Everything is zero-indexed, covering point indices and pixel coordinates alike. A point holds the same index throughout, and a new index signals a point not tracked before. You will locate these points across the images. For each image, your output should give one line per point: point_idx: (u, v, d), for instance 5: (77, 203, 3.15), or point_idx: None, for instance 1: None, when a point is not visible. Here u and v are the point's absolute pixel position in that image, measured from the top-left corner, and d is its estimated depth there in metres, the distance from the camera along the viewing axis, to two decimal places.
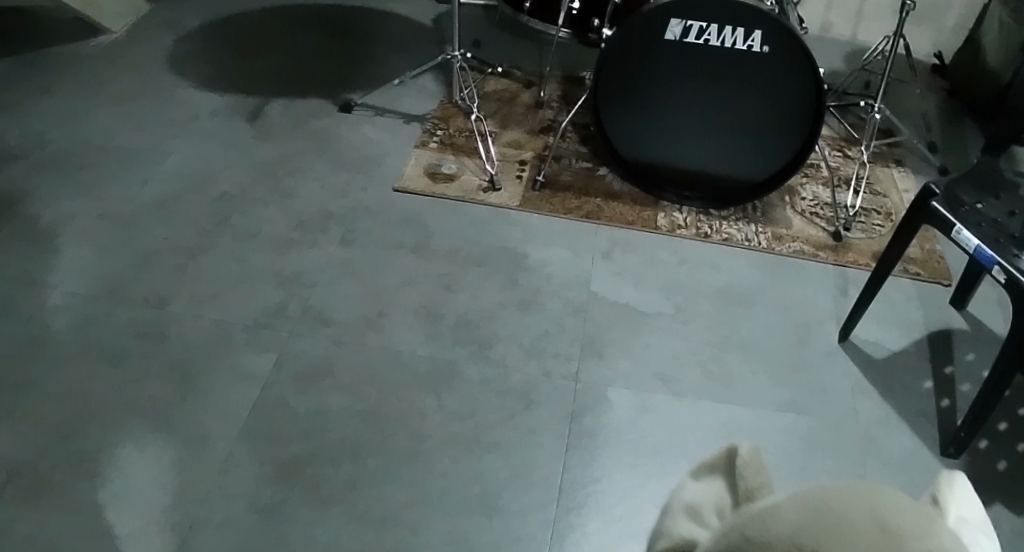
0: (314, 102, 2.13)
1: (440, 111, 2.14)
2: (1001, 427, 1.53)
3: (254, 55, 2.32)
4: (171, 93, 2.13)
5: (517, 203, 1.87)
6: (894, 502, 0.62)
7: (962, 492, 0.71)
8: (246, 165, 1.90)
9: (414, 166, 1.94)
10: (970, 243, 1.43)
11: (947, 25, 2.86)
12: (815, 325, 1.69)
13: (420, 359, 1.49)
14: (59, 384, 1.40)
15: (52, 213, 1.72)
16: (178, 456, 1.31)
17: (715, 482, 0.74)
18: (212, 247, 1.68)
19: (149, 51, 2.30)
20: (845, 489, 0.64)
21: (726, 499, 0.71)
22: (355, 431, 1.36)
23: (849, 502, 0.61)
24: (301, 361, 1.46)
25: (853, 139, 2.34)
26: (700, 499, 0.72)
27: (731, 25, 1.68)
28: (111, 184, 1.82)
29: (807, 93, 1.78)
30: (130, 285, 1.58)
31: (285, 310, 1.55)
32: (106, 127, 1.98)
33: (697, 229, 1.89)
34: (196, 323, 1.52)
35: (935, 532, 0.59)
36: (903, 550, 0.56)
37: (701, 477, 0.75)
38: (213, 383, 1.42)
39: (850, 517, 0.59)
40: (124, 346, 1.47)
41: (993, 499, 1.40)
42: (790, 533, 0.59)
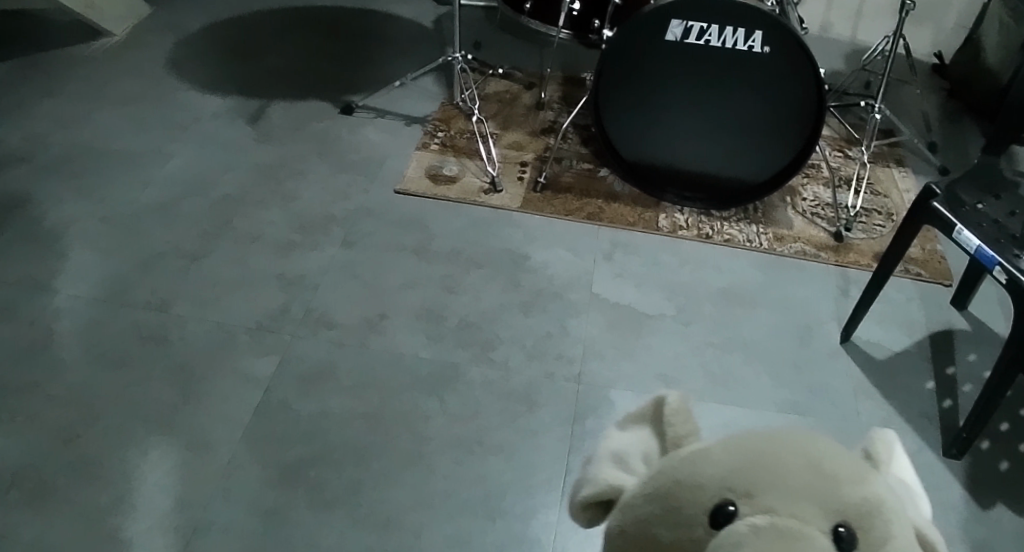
0: (315, 104, 2.14)
1: (441, 112, 2.15)
2: (1003, 427, 1.53)
3: (255, 57, 2.32)
4: (172, 95, 2.13)
5: (518, 204, 1.87)
6: (816, 446, 0.70)
7: (888, 446, 0.82)
8: (247, 168, 1.90)
9: (415, 168, 1.94)
10: (971, 243, 1.43)
11: (947, 25, 2.87)
12: (816, 325, 1.69)
13: (422, 361, 1.49)
14: (62, 387, 1.40)
15: (54, 217, 1.72)
16: (181, 459, 1.31)
17: (642, 431, 0.82)
18: (213, 250, 1.68)
19: (150, 54, 2.30)
20: (774, 434, 0.71)
21: (651, 447, 0.80)
22: (357, 434, 1.36)
23: (776, 446, 0.69)
24: (304, 364, 1.46)
25: (853, 139, 2.34)
26: (623, 448, 0.80)
27: (732, 26, 1.69)
28: (113, 187, 1.82)
29: (808, 93, 1.78)
30: (132, 288, 1.58)
31: (287, 312, 1.55)
32: (107, 130, 1.98)
33: (699, 231, 1.89)
34: (198, 326, 1.52)
35: (853, 470, 0.68)
36: (826, 486, 0.65)
37: (628, 426, 0.83)
38: (216, 386, 1.42)
39: (779, 457, 0.68)
40: (127, 349, 1.47)
41: (995, 499, 1.40)
42: (719, 476, 0.67)
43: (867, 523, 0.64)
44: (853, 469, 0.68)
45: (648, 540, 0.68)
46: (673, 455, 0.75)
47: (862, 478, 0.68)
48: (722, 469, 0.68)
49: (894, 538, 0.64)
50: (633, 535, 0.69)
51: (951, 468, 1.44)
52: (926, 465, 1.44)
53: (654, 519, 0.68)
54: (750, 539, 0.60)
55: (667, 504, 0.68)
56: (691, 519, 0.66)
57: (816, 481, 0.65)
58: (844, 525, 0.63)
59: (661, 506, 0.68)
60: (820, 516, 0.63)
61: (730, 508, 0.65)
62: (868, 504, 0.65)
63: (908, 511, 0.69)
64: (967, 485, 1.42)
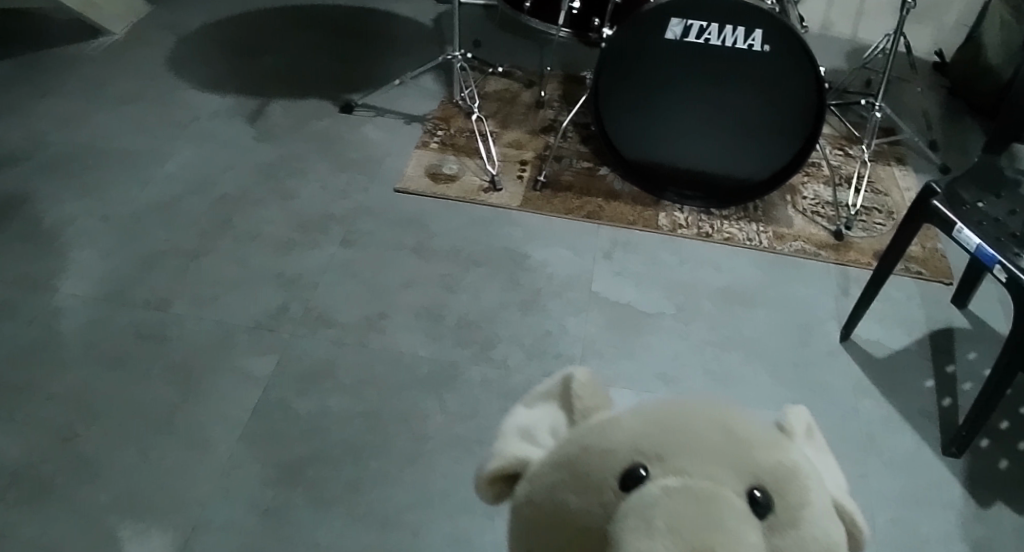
0: (315, 103, 2.13)
1: (441, 111, 2.14)
2: (1003, 425, 1.53)
3: (255, 56, 2.32)
4: (172, 94, 2.13)
5: (518, 203, 1.87)
6: (730, 418, 0.68)
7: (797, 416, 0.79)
8: (247, 166, 1.90)
9: (415, 166, 1.94)
10: (971, 241, 1.43)
11: (948, 23, 2.86)
12: (816, 324, 1.69)
13: (421, 360, 1.49)
14: (62, 387, 1.40)
15: (53, 216, 1.72)
16: (181, 458, 1.31)
17: (548, 406, 0.77)
18: (213, 249, 1.68)
19: (150, 53, 2.30)
20: (686, 406, 0.69)
21: (557, 419, 0.76)
22: (357, 433, 1.36)
23: (690, 416, 0.67)
24: (303, 363, 1.46)
25: (854, 137, 2.33)
26: (531, 422, 0.76)
27: (731, 24, 1.68)
28: (112, 186, 1.82)
29: (808, 91, 1.77)
30: (132, 287, 1.58)
31: (287, 311, 1.55)
32: (107, 129, 1.98)
33: (699, 229, 1.89)
34: (198, 325, 1.52)
35: (762, 441, 0.67)
36: (738, 453, 0.64)
37: (534, 402, 0.78)
38: (215, 385, 1.42)
39: (693, 427, 0.66)
40: (127, 348, 1.47)
41: (995, 498, 1.40)
42: (630, 442, 0.65)
43: (777, 490, 0.63)
44: (765, 439, 0.68)
45: (554, 509, 0.65)
46: (582, 426, 0.72)
47: (774, 447, 0.67)
48: (633, 436, 0.65)
49: (805, 504, 0.64)
50: (538, 504, 0.66)
51: (950, 467, 1.44)
52: (926, 464, 1.44)
53: (562, 487, 0.65)
54: (663, 501, 0.58)
55: (576, 470, 0.65)
56: (600, 483, 0.63)
57: (729, 448, 0.64)
58: (758, 490, 0.63)
59: (568, 472, 0.66)
60: (736, 480, 0.62)
61: (643, 473, 0.62)
62: (780, 472, 0.65)
63: (820, 479, 0.69)
64: (967, 484, 1.42)
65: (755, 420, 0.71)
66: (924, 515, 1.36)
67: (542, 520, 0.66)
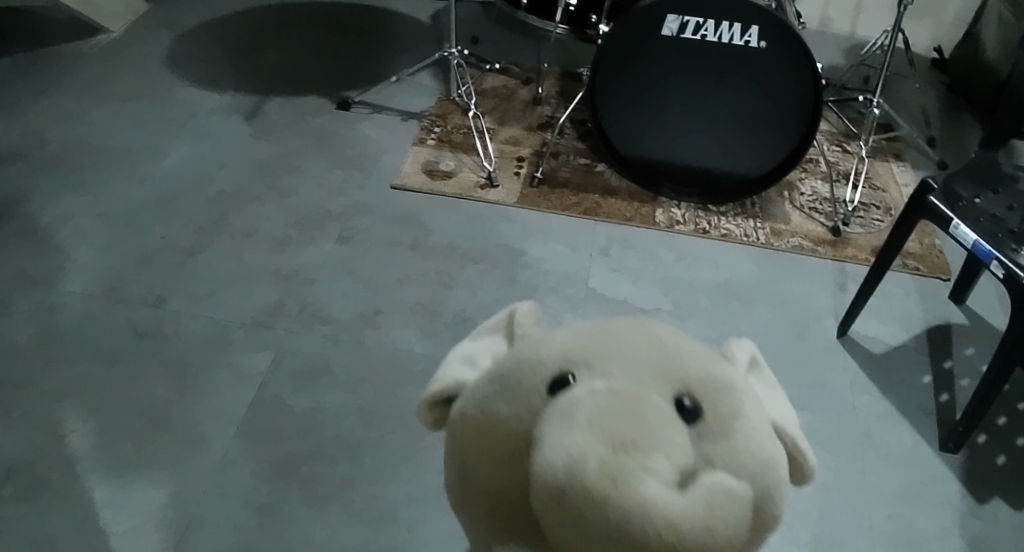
0: (312, 100, 2.13)
1: (438, 108, 2.14)
2: (1001, 421, 1.53)
3: (253, 53, 2.31)
4: (169, 91, 2.13)
5: (515, 199, 1.87)
6: (668, 334, 0.71)
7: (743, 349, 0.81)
8: (244, 163, 1.90)
9: (412, 163, 1.94)
10: (968, 237, 1.43)
11: (946, 19, 2.86)
12: (813, 320, 1.69)
13: (418, 357, 1.49)
14: (58, 383, 1.40)
15: (50, 213, 1.72)
16: (177, 454, 1.31)
17: (492, 337, 0.79)
18: (209, 245, 1.68)
19: (148, 50, 2.29)
20: (622, 322, 0.72)
21: (499, 344, 0.78)
22: (354, 430, 1.36)
23: (625, 330, 0.70)
24: (300, 359, 1.46)
25: (852, 133, 2.33)
26: (473, 350, 0.78)
27: (729, 20, 1.68)
28: (109, 183, 1.81)
29: (805, 87, 1.77)
30: (129, 284, 1.58)
31: (283, 308, 1.55)
32: (104, 126, 1.98)
33: (696, 225, 1.89)
34: (194, 321, 1.52)
35: (697, 355, 0.69)
36: (669, 363, 0.66)
37: (479, 334, 0.80)
38: (212, 382, 1.42)
39: (627, 340, 0.68)
40: (123, 345, 1.47)
41: (992, 493, 1.40)
42: (561, 353, 0.67)
43: (706, 399, 0.65)
44: (696, 352, 0.70)
45: (486, 417, 0.67)
46: (519, 345, 0.74)
47: (709, 362, 0.69)
48: (565, 347, 0.68)
49: (738, 413, 0.66)
50: (472, 416, 0.69)
51: (947, 463, 1.44)
52: (922, 460, 1.44)
53: (494, 397, 0.68)
54: (586, 398, 0.60)
55: (508, 381, 0.68)
56: (529, 389, 0.66)
57: (659, 357, 0.66)
58: (686, 398, 0.65)
59: (501, 383, 0.68)
60: (663, 386, 0.64)
61: (571, 378, 0.65)
62: (709, 381, 0.67)
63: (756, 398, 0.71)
64: (963, 479, 1.42)
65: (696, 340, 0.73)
66: (921, 510, 1.36)
67: (474, 429, 0.68)
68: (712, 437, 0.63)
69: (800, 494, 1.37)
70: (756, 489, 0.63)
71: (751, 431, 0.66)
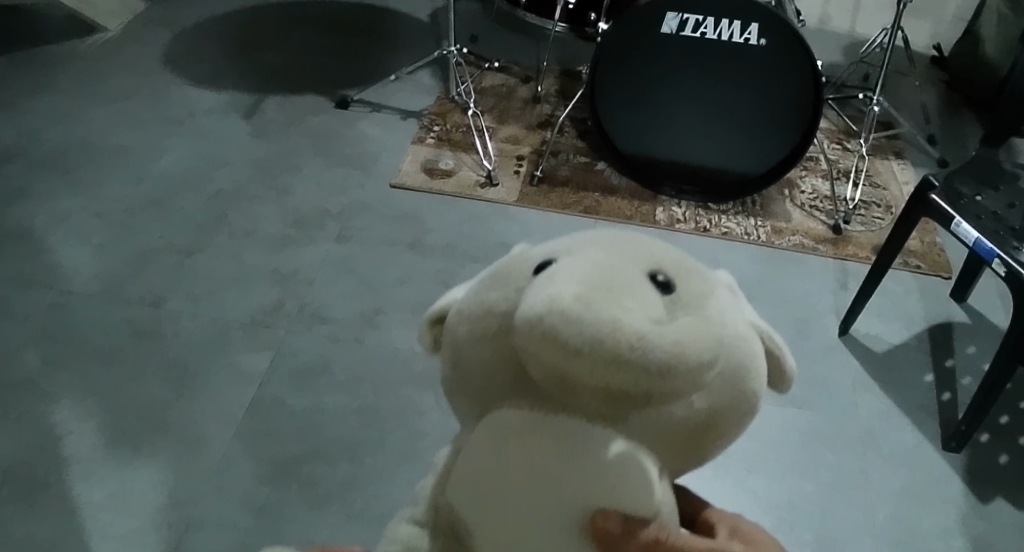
0: (310, 99, 2.12)
1: (437, 106, 2.13)
2: (1003, 420, 1.52)
3: (251, 52, 2.30)
4: (167, 91, 2.12)
5: (515, 197, 1.86)
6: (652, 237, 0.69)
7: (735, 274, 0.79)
8: (242, 163, 1.89)
9: (411, 162, 1.93)
10: (969, 235, 1.43)
11: (946, 17, 2.86)
12: (814, 318, 1.68)
13: (418, 356, 1.48)
14: (56, 384, 1.39)
15: (47, 213, 1.71)
16: (175, 455, 1.30)
17: None
18: (207, 245, 1.67)
19: (145, 49, 2.28)
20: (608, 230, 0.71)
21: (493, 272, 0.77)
22: (354, 430, 1.35)
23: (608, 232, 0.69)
24: (298, 359, 1.46)
25: (852, 131, 2.33)
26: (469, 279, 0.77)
27: (728, 17, 1.68)
28: (106, 182, 1.80)
29: (806, 85, 1.76)
30: (127, 284, 1.57)
31: (282, 308, 1.55)
32: (102, 125, 1.97)
33: (696, 224, 1.88)
34: (193, 321, 1.51)
35: (679, 252, 0.68)
36: (650, 249, 0.65)
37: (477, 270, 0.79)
38: (210, 382, 1.41)
39: (609, 236, 0.67)
40: (121, 345, 1.46)
41: (995, 492, 1.39)
42: (545, 250, 0.66)
43: (684, 274, 0.64)
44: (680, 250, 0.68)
45: (472, 313, 0.66)
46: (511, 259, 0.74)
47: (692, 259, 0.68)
48: (549, 246, 0.67)
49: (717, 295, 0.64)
50: (460, 317, 0.67)
51: (949, 462, 1.44)
52: (924, 458, 1.44)
53: (480, 294, 0.66)
54: (564, 268, 0.59)
55: (495, 277, 0.67)
56: (512, 277, 0.64)
57: (640, 246, 0.65)
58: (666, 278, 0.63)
59: (488, 282, 0.67)
60: (642, 265, 0.62)
61: (550, 259, 0.64)
62: (690, 269, 0.65)
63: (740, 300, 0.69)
64: (966, 478, 1.41)
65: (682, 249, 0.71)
66: (923, 509, 1.35)
67: (462, 327, 0.66)
68: (692, 302, 0.61)
69: (802, 493, 1.36)
70: (733, 357, 0.60)
71: (733, 310, 0.64)
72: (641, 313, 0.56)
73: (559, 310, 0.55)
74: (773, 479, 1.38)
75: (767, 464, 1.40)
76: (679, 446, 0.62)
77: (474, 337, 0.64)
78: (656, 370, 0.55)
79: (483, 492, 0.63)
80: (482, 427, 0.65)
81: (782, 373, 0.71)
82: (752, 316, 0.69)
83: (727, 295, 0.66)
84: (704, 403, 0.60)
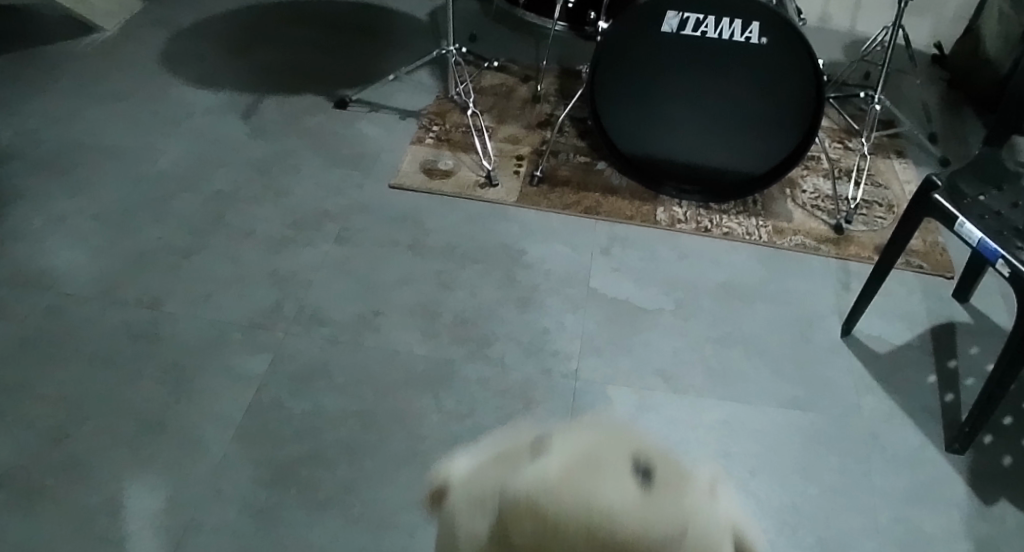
0: (309, 99, 2.11)
1: (436, 106, 2.12)
2: (1006, 421, 1.51)
3: (249, 52, 2.29)
4: (165, 91, 2.11)
5: (515, 198, 1.85)
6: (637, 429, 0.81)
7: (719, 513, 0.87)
8: (240, 163, 1.88)
9: (410, 162, 1.92)
10: (972, 235, 1.41)
11: (946, 15, 2.84)
12: (816, 319, 1.67)
13: (418, 359, 1.47)
14: (52, 387, 1.38)
15: (45, 214, 1.70)
16: (173, 459, 1.29)
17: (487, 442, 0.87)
18: (205, 246, 1.66)
19: (143, 49, 2.27)
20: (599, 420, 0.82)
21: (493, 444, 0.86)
22: (352, 433, 1.34)
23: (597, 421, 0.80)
24: (297, 362, 1.44)
25: (853, 130, 2.32)
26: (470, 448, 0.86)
27: (729, 17, 1.66)
28: (103, 183, 1.79)
29: (807, 84, 1.75)
30: (124, 286, 1.56)
31: (280, 310, 1.53)
32: (99, 126, 1.96)
33: (697, 224, 1.87)
34: (191, 323, 1.50)
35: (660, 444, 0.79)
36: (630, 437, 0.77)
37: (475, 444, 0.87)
38: (208, 385, 1.40)
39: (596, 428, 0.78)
40: (118, 347, 1.45)
41: (999, 494, 1.38)
42: (542, 435, 0.78)
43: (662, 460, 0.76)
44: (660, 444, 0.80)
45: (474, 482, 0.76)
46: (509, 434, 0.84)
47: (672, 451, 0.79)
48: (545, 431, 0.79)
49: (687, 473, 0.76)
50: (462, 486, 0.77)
51: (953, 463, 1.42)
52: (928, 460, 1.42)
53: (482, 466, 0.77)
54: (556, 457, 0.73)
55: (496, 453, 0.78)
56: (512, 453, 0.76)
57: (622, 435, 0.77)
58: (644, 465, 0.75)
59: (491, 457, 0.78)
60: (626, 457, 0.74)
61: (543, 442, 0.77)
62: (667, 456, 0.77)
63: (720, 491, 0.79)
64: (969, 480, 1.40)
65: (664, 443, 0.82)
66: (927, 512, 1.34)
67: (464, 500, 0.76)
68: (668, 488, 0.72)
69: (805, 496, 1.35)
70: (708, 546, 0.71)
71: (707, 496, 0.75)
72: (616, 497, 0.69)
73: (547, 488, 0.69)
74: (776, 481, 1.36)
75: (770, 466, 1.38)
76: None
77: (473, 504, 0.74)
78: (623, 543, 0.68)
79: None
80: None
81: None
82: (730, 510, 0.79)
83: (708, 481, 0.77)
84: None
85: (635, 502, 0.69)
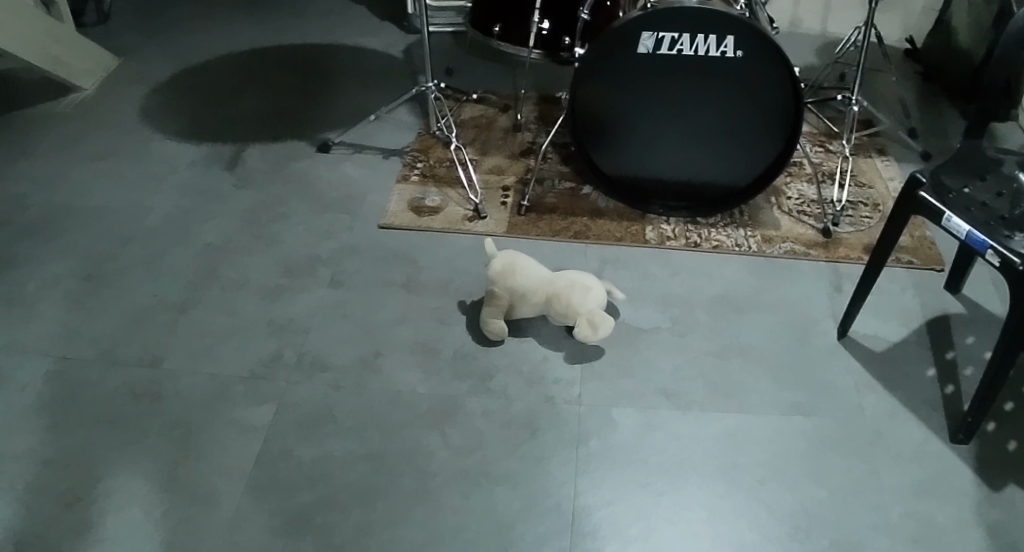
0: (291, 146, 2.13)
1: (418, 143, 2.15)
2: (1007, 407, 1.52)
3: (229, 101, 2.32)
4: (148, 147, 2.13)
5: (504, 229, 1.88)
6: (574, 290, 1.54)
7: (591, 294, 1.54)
8: (229, 213, 1.90)
9: (398, 202, 1.94)
10: (961, 229, 1.41)
11: (916, 9, 2.88)
12: (810, 323, 1.69)
13: (420, 397, 1.48)
14: (59, 452, 1.38)
15: (38, 280, 1.71)
16: (187, 515, 1.29)
17: (563, 282, 1.55)
18: (200, 300, 1.67)
19: (123, 105, 2.30)
20: (571, 286, 1.54)
21: (550, 285, 1.55)
22: (361, 476, 1.35)
23: (569, 282, 1.55)
24: (301, 410, 1.45)
25: (833, 133, 2.35)
26: (554, 278, 1.56)
27: (703, 33, 1.68)
28: (93, 244, 1.81)
29: (786, 89, 1.77)
30: (122, 346, 1.57)
31: (280, 358, 1.54)
32: (84, 187, 1.98)
33: (686, 240, 1.90)
34: (192, 378, 1.51)
35: (569, 294, 1.53)
36: (571, 293, 1.53)
37: (552, 278, 1.57)
38: (216, 438, 1.41)
39: (564, 286, 1.54)
40: (122, 408, 1.45)
41: (1007, 481, 1.39)
42: (545, 294, 1.55)
43: (569, 291, 1.54)
44: (573, 293, 1.53)
45: (526, 287, 1.55)
46: (560, 284, 1.55)
47: (571, 292, 1.53)
48: (550, 292, 1.55)
49: (571, 298, 1.53)
50: (529, 288, 1.55)
51: (959, 455, 1.43)
52: (935, 454, 1.43)
53: (533, 286, 1.55)
54: (540, 292, 1.55)
55: (546, 294, 1.55)
56: (532, 292, 1.55)
57: (566, 297, 1.53)
58: (562, 297, 1.53)
59: (544, 292, 1.55)
60: (539, 300, 1.55)
61: (554, 277, 1.57)
62: (584, 298, 1.53)
63: (573, 296, 1.53)
64: (977, 470, 1.41)
65: (563, 292, 1.54)
66: (937, 505, 1.35)
67: (527, 285, 1.55)
68: (569, 293, 1.53)
69: (816, 500, 1.35)
70: (562, 291, 1.54)
71: (577, 296, 1.53)
72: (538, 277, 1.56)
73: (542, 279, 1.56)
74: (787, 488, 1.37)
75: (778, 474, 1.39)
76: (558, 296, 1.54)
77: (520, 285, 1.55)
78: (544, 293, 1.55)
79: (512, 277, 1.55)
80: (521, 262, 1.57)
81: (586, 311, 1.53)
82: (593, 303, 1.54)
83: (575, 303, 1.53)
84: (558, 284, 1.55)
85: (547, 280, 1.56)
